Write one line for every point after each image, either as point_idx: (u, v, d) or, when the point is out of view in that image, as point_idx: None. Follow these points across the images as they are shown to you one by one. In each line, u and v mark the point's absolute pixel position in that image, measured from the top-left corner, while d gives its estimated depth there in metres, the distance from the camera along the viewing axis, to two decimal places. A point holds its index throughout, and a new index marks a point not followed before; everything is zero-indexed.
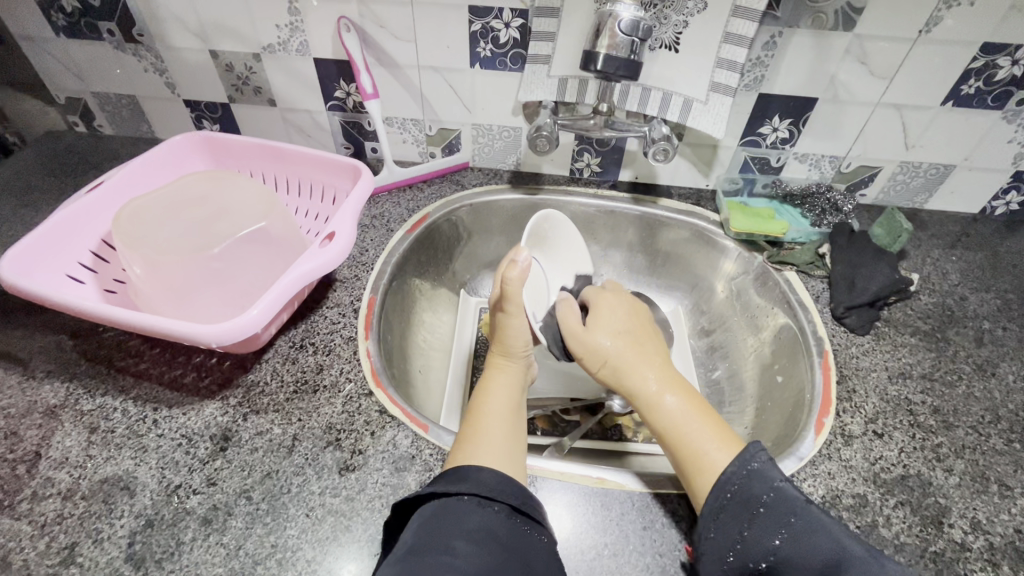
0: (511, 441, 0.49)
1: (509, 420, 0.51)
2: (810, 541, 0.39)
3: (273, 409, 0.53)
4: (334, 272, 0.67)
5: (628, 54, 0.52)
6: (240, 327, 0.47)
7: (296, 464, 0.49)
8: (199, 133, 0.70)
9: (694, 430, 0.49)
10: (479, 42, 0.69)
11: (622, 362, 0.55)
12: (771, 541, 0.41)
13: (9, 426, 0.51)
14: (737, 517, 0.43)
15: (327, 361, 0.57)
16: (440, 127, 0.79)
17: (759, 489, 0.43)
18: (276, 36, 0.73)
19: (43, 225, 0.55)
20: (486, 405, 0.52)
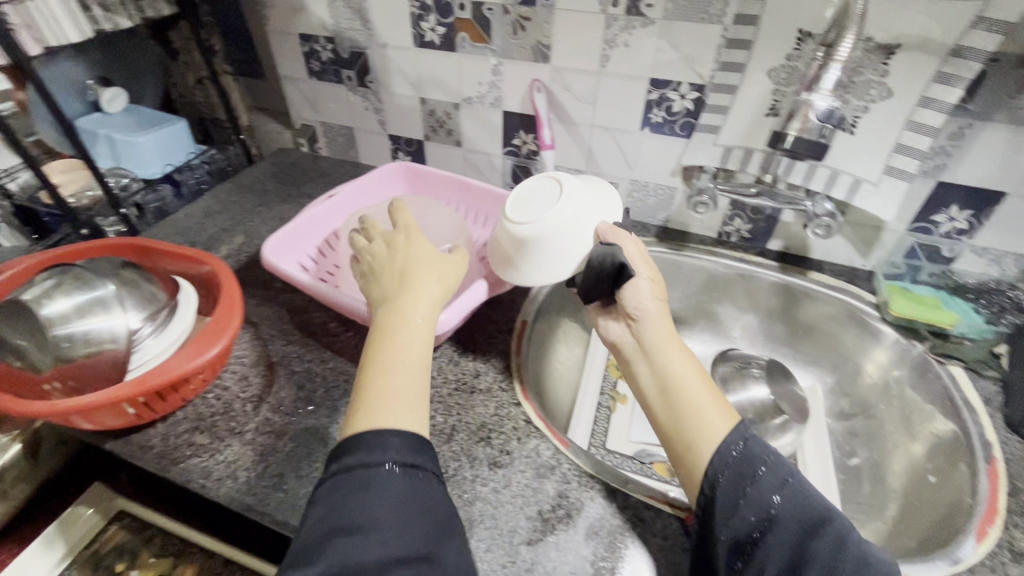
0: (415, 401, 0.48)
1: (412, 376, 0.49)
2: (804, 505, 0.44)
3: (437, 400, 0.61)
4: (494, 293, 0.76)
5: (817, 136, 0.61)
6: (432, 326, 0.59)
7: (453, 450, 0.56)
8: (405, 164, 0.86)
9: (701, 396, 0.53)
10: (652, 109, 0.76)
11: (649, 323, 0.59)
12: (769, 499, 0.45)
13: (243, 371, 0.65)
14: (743, 481, 0.46)
15: (484, 369, 0.65)
16: (600, 179, 0.87)
17: (757, 459, 0.47)
18: (477, 90, 0.86)
19: (294, 223, 0.72)
20: (404, 346, 0.50)
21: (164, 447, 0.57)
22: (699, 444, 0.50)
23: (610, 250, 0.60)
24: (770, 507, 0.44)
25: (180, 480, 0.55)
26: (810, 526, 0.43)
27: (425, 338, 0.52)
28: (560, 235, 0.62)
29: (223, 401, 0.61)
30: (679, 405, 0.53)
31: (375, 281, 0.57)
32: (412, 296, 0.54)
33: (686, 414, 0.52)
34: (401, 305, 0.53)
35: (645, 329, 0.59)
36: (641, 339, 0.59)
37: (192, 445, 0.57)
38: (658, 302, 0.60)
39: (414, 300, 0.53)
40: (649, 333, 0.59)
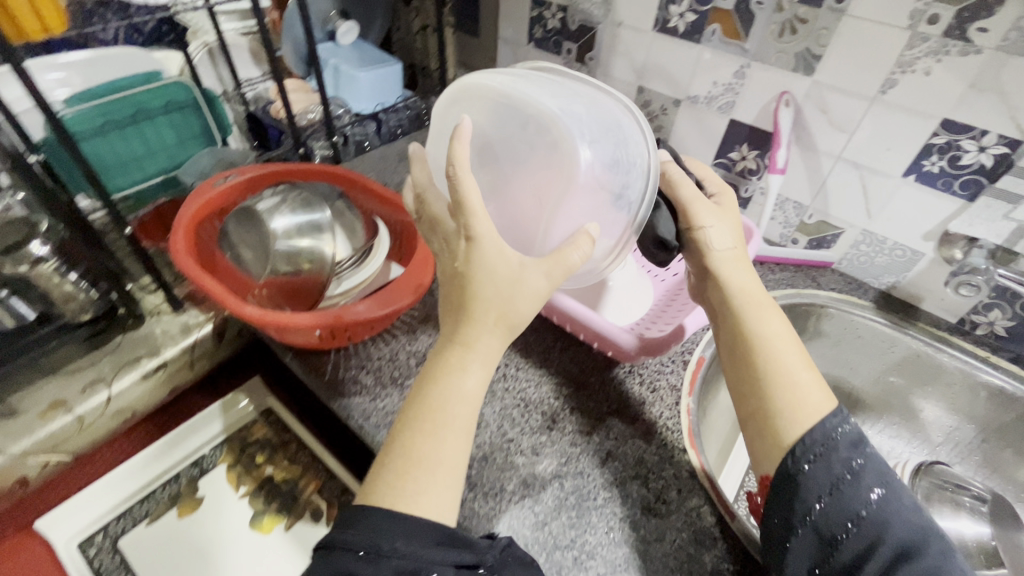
0: (454, 468, 0.40)
1: (453, 438, 0.41)
2: (902, 506, 0.41)
3: (596, 416, 0.57)
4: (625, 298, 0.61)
5: None
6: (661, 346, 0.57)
7: (605, 477, 0.52)
8: None
9: (774, 327, 0.51)
10: (930, 155, 0.63)
11: (720, 236, 0.54)
12: (860, 502, 0.41)
13: (411, 323, 0.66)
14: (841, 437, 0.44)
15: (649, 399, 0.59)
16: (823, 219, 0.75)
17: (847, 459, 0.43)
18: (708, 90, 0.78)
19: None
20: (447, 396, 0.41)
21: (333, 376, 0.60)
22: (798, 387, 0.47)
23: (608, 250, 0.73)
24: (862, 505, 0.41)
25: (342, 414, 0.57)
26: (895, 527, 0.40)
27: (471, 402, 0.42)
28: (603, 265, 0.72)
29: (389, 349, 0.63)
30: (752, 338, 0.50)
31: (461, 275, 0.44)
32: (483, 329, 0.42)
33: (767, 355, 0.49)
34: (461, 348, 0.42)
35: (713, 241, 0.54)
36: (712, 252, 0.54)
37: (358, 383, 0.59)
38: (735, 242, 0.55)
39: (474, 342, 0.42)
40: (716, 244, 0.54)
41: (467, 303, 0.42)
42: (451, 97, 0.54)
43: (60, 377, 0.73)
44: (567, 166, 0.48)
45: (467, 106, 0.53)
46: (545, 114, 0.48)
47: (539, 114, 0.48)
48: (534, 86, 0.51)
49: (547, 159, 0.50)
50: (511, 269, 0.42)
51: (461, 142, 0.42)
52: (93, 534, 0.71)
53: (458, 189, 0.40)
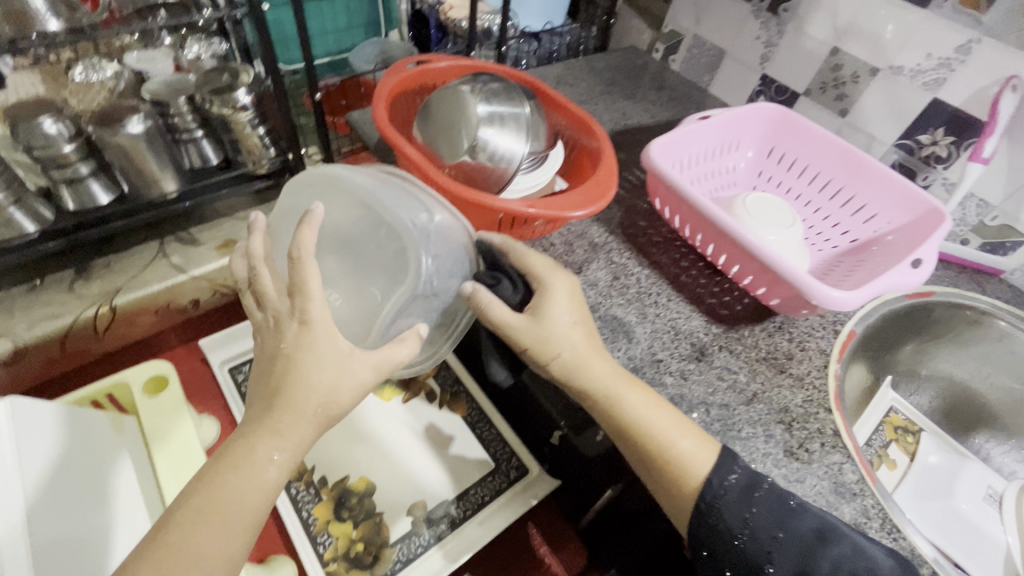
0: (247, 526, 0.40)
1: (240, 530, 0.40)
2: (813, 525, 0.42)
3: (743, 359, 0.58)
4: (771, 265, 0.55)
5: None
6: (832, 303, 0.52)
7: (751, 415, 0.53)
8: (776, 108, 0.74)
9: (639, 409, 0.47)
10: None
11: (550, 337, 0.48)
12: (773, 534, 0.42)
13: (568, 236, 0.67)
14: (730, 496, 0.43)
15: (798, 355, 0.59)
16: (1008, 224, 0.71)
17: (742, 510, 0.43)
18: (917, 62, 0.72)
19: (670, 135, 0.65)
20: (223, 491, 0.40)
21: None
22: (682, 465, 0.45)
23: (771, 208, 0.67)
24: (766, 550, 0.42)
25: None
26: (828, 545, 0.41)
27: (268, 483, 0.41)
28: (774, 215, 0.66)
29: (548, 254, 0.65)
30: (619, 436, 0.48)
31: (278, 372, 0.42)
32: (287, 397, 0.42)
33: (640, 444, 0.46)
34: (251, 436, 0.41)
35: (538, 349, 0.48)
36: (556, 347, 0.48)
37: None
38: (576, 318, 0.49)
39: (270, 418, 0.41)
40: (555, 341, 0.48)
41: (280, 389, 0.42)
42: (305, 178, 0.54)
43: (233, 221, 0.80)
44: (415, 261, 0.48)
45: (318, 195, 0.53)
46: (406, 236, 0.49)
47: (417, 221, 0.50)
48: (385, 181, 0.53)
49: (393, 261, 0.50)
50: (340, 356, 0.43)
51: (313, 228, 0.44)
52: (241, 363, 0.77)
53: (301, 274, 0.42)
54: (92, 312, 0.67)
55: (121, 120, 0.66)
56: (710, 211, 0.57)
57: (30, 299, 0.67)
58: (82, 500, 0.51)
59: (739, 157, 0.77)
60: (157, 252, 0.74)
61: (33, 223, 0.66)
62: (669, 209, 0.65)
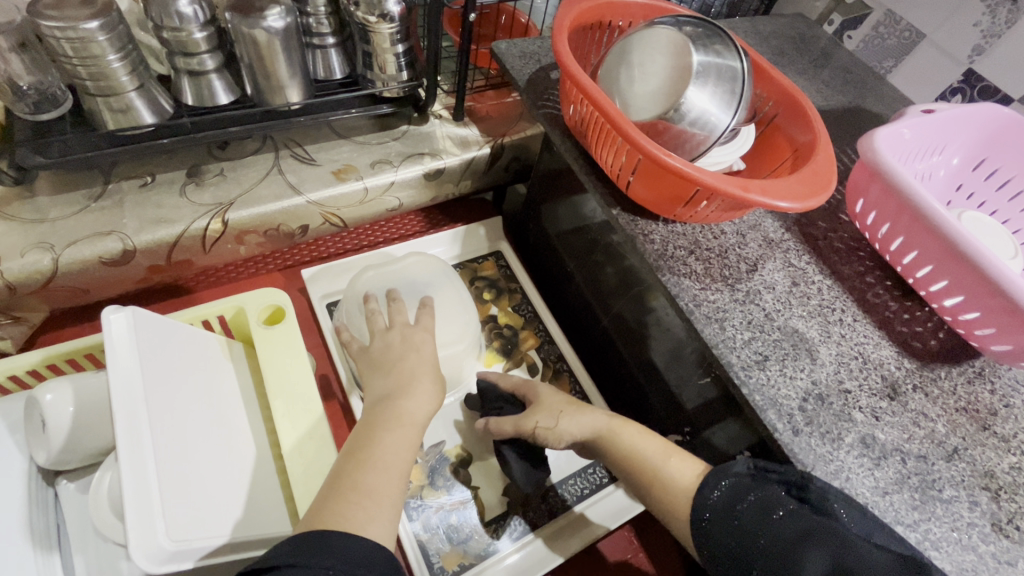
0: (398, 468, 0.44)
1: (394, 473, 0.44)
2: (790, 528, 0.38)
3: (941, 404, 0.50)
4: (1004, 309, 0.46)
5: None
6: None
7: (952, 474, 0.46)
8: (1007, 113, 0.62)
9: (639, 441, 0.53)
10: None
11: (543, 426, 0.57)
12: (760, 532, 0.39)
13: (741, 227, 0.58)
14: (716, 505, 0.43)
15: (1003, 410, 0.51)
16: None
17: (729, 512, 0.42)
18: None
19: (890, 127, 0.55)
20: (379, 440, 0.45)
21: (662, 248, 0.54)
22: (669, 482, 0.48)
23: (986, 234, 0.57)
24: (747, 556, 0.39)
25: (668, 290, 0.52)
26: (812, 543, 0.37)
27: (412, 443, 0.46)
28: (995, 242, 0.57)
29: (718, 243, 0.56)
30: (629, 475, 0.52)
31: (382, 368, 0.52)
32: (422, 374, 0.51)
33: (644, 465, 0.51)
34: (400, 397, 0.48)
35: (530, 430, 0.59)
36: (556, 409, 0.58)
37: (688, 266, 0.54)
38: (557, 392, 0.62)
39: (407, 386, 0.49)
40: (550, 424, 0.57)
41: (411, 373, 0.50)
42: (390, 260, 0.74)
43: (352, 144, 0.73)
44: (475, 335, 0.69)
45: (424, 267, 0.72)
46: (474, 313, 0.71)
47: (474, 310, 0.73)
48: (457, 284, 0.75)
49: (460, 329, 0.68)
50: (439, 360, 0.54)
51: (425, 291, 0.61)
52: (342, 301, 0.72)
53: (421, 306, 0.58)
54: (204, 223, 0.62)
55: (260, 10, 0.58)
56: (951, 229, 0.47)
57: (140, 196, 0.62)
58: (207, 442, 0.47)
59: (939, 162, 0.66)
60: (273, 165, 0.68)
61: (152, 113, 0.60)
62: (876, 212, 0.55)
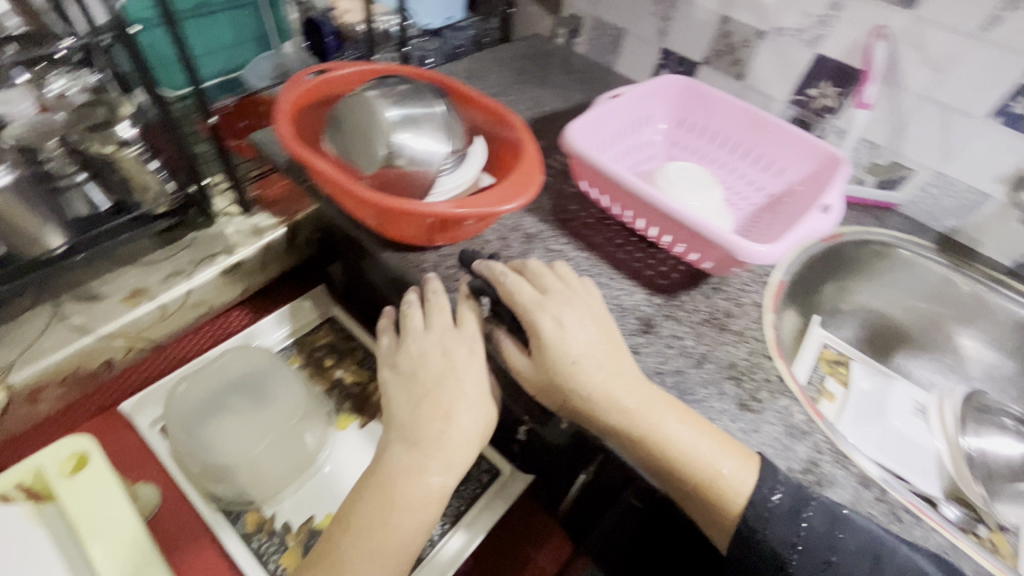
0: (401, 552, 0.47)
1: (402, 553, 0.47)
2: (852, 547, 0.42)
3: (688, 324, 0.60)
4: (696, 235, 0.58)
5: None
6: (761, 255, 0.54)
7: (703, 377, 0.55)
8: (679, 79, 0.77)
9: (679, 432, 0.47)
10: (1020, 96, 0.65)
11: (547, 381, 0.50)
12: (827, 553, 0.42)
13: (503, 232, 0.67)
14: (786, 520, 0.43)
15: (736, 312, 0.62)
16: (894, 160, 0.77)
17: (789, 530, 0.43)
18: (798, 22, 0.77)
19: (584, 117, 0.66)
20: (395, 519, 0.47)
21: (433, 274, 0.61)
22: (728, 497, 0.44)
23: (686, 175, 0.70)
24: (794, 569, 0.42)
25: (447, 308, 0.58)
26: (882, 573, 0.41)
27: (427, 509, 0.49)
28: (694, 180, 0.69)
29: (485, 252, 0.64)
30: (649, 457, 0.47)
31: (408, 405, 0.51)
32: (456, 418, 0.50)
33: (676, 461, 0.46)
34: (433, 463, 0.48)
35: (533, 372, 0.51)
36: (567, 354, 0.49)
37: (460, 282, 0.61)
38: (633, 400, 0.48)
39: (442, 442, 0.49)
40: (566, 375, 0.48)
41: (449, 419, 0.50)
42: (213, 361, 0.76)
43: (139, 267, 0.73)
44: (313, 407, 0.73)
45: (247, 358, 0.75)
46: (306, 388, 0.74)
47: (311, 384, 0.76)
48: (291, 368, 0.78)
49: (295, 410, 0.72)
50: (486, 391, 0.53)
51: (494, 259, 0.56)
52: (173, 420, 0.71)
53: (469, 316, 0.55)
54: None
55: None
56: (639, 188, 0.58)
57: None
58: None
59: (652, 130, 0.80)
60: (54, 314, 0.68)
61: None
62: (596, 190, 0.66)
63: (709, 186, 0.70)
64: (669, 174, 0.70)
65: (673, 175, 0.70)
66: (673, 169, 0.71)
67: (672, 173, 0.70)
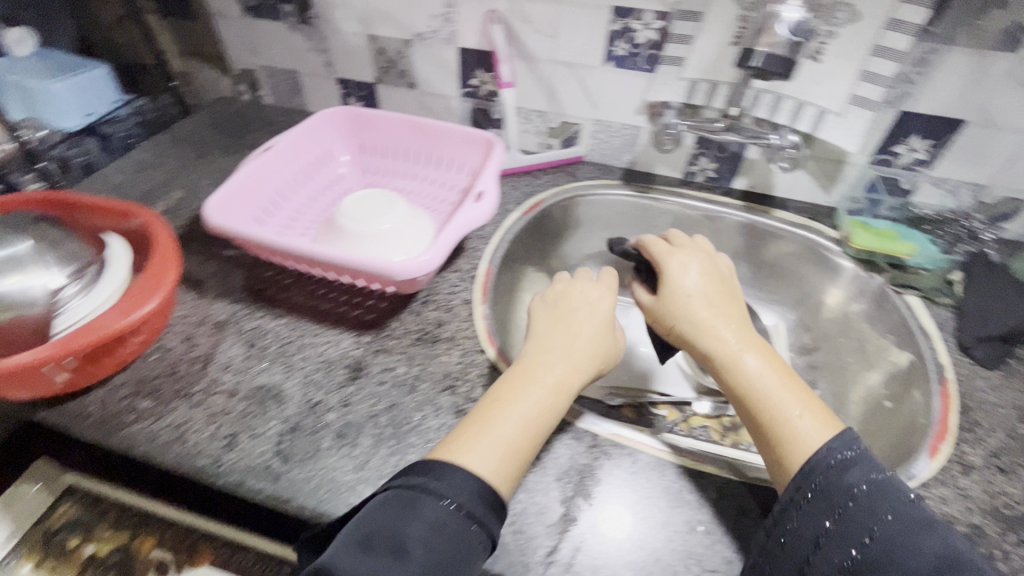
0: (512, 450, 0.43)
1: (506, 456, 0.42)
2: (898, 547, 0.37)
3: (399, 351, 0.59)
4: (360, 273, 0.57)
5: (786, 52, 0.54)
6: (418, 267, 0.56)
7: (417, 400, 0.54)
8: (339, 109, 0.77)
9: (784, 398, 0.47)
10: (615, 41, 0.73)
11: (687, 317, 0.54)
12: (880, 515, 0.39)
13: (187, 331, 0.61)
14: (813, 493, 0.41)
15: (446, 318, 0.63)
16: (562, 119, 0.84)
17: (855, 479, 0.41)
18: (429, 25, 0.80)
19: (224, 184, 0.62)
20: (509, 395, 0.46)
21: (102, 412, 0.53)
22: (798, 442, 0.44)
23: (366, 205, 0.68)
24: (824, 536, 0.39)
25: (122, 447, 0.51)
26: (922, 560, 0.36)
27: (529, 436, 0.44)
28: (378, 206, 0.68)
29: (165, 363, 0.57)
30: (782, 437, 0.45)
31: (551, 321, 0.53)
32: (581, 329, 0.52)
33: (757, 404, 0.47)
34: (556, 357, 0.49)
35: (674, 315, 0.55)
36: (681, 291, 0.56)
37: (135, 410, 0.53)
38: (701, 282, 0.56)
39: (573, 341, 0.51)
40: (681, 304, 0.55)
41: (568, 313, 0.54)
42: None
43: None
44: None
45: None
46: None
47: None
48: None
49: None
50: (710, 303, 0.55)
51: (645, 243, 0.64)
52: None
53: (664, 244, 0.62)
54: None
55: None
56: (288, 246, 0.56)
57: None
58: None
59: (336, 165, 0.78)
60: None
61: None
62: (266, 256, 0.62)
63: (392, 205, 0.69)
64: (349, 209, 0.68)
65: (354, 209, 0.68)
66: (351, 203, 0.68)
67: (353, 208, 0.68)
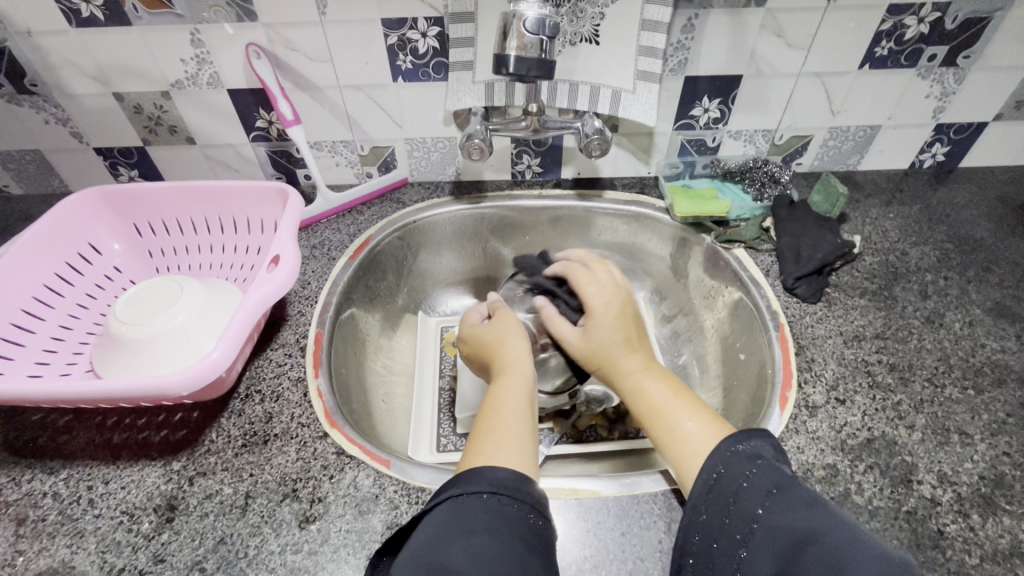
0: (519, 455, 0.45)
1: (515, 453, 0.45)
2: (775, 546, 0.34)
3: (222, 468, 0.49)
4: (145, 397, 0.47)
5: (539, 53, 0.50)
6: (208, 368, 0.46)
7: (251, 523, 0.45)
8: (90, 191, 0.63)
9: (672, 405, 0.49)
10: (398, 55, 0.67)
11: (597, 343, 0.55)
12: (753, 509, 0.37)
13: None
14: (702, 499, 0.40)
15: (276, 409, 0.54)
16: (372, 145, 0.77)
17: (742, 470, 0.39)
18: (183, 70, 0.69)
19: None
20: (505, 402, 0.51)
21: None
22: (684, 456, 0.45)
23: (149, 300, 0.56)
24: (722, 542, 0.38)
25: None
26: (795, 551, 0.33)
27: (525, 449, 0.47)
28: (165, 298, 0.57)
29: None
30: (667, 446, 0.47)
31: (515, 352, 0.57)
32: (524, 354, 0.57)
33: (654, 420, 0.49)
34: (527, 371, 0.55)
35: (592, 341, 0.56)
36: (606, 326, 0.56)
37: None
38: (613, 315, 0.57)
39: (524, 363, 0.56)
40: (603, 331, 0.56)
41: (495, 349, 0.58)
42: None
43: None
44: None
45: None
46: None
47: None
48: None
49: None
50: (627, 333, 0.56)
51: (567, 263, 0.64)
52: None
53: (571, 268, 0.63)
54: None
55: None
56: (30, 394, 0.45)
57: None
58: None
59: (107, 256, 0.65)
60: None
61: None
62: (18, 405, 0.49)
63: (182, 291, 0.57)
64: (126, 313, 0.55)
65: (135, 309, 0.56)
66: (129, 303, 0.56)
67: (131, 310, 0.56)
